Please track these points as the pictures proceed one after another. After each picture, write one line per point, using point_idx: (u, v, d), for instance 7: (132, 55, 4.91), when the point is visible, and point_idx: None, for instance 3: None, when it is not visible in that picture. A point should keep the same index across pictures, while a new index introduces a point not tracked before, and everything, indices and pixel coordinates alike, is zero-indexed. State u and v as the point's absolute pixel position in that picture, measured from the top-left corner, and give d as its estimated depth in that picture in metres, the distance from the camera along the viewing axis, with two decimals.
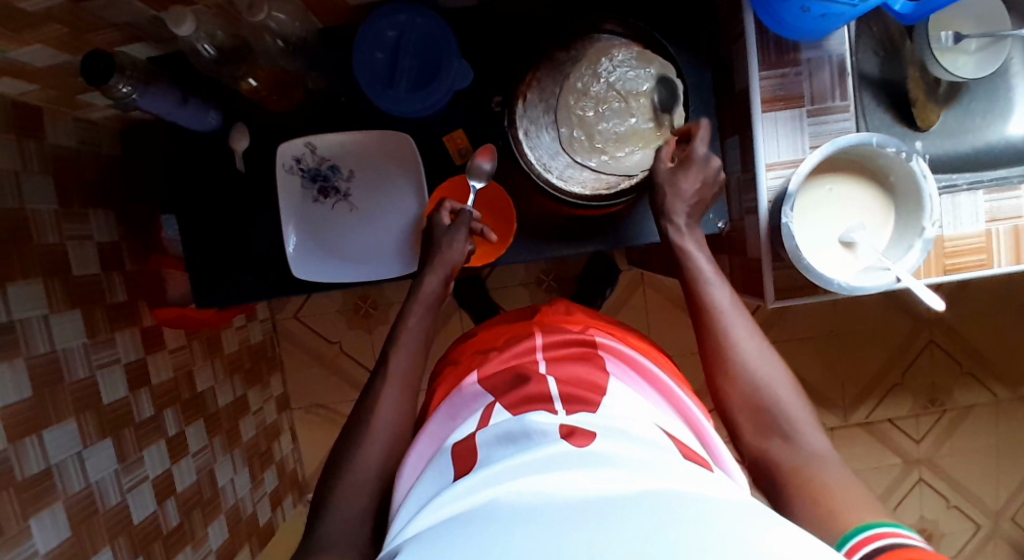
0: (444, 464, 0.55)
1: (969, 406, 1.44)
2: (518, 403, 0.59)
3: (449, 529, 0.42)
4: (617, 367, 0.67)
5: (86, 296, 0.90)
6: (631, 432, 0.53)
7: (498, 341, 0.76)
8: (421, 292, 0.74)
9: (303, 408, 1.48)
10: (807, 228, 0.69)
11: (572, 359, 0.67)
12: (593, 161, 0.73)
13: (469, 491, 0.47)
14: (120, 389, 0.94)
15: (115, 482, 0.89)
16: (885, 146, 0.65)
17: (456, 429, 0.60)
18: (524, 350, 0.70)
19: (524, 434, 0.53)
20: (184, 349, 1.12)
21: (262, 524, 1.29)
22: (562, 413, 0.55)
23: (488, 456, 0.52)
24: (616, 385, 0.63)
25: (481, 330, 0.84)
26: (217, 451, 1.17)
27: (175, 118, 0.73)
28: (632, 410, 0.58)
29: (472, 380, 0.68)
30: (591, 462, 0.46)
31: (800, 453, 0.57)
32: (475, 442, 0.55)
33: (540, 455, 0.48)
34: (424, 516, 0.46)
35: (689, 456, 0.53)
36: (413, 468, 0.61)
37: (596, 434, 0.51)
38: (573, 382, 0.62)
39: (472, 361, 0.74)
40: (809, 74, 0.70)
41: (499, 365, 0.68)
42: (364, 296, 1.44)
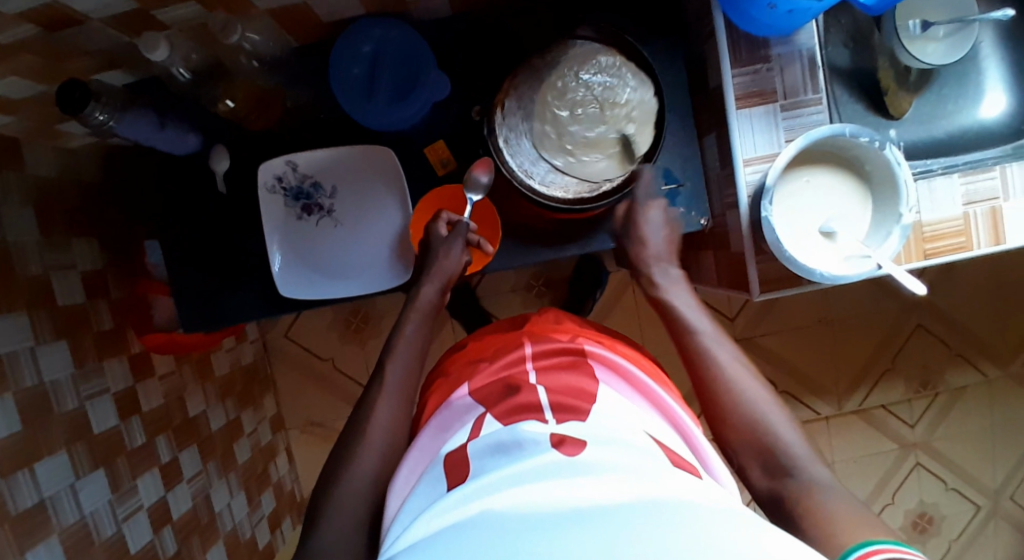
0: (438, 477, 0.54)
1: (959, 387, 1.46)
2: (506, 414, 0.59)
3: (443, 541, 0.42)
4: (605, 375, 0.67)
5: (72, 326, 0.89)
6: (618, 438, 0.53)
7: (486, 351, 0.76)
8: (419, 300, 0.76)
9: (299, 427, 1.47)
10: (786, 220, 0.70)
11: (560, 368, 0.67)
12: (559, 161, 0.73)
13: (460, 502, 0.47)
14: (110, 417, 0.93)
15: (110, 512, 0.88)
16: (858, 136, 0.66)
17: (451, 438, 0.61)
18: (512, 360, 0.70)
19: (514, 443, 0.53)
20: (175, 374, 1.11)
21: (262, 546, 1.27)
22: (551, 422, 0.56)
23: (480, 466, 0.52)
24: (605, 392, 0.63)
25: (471, 343, 0.84)
26: (213, 475, 1.16)
27: (152, 141, 0.73)
28: (622, 417, 0.59)
29: (461, 393, 0.68)
30: (582, 469, 0.47)
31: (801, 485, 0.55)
32: (465, 454, 0.55)
33: (532, 466, 0.48)
34: (416, 529, 0.46)
35: (678, 464, 0.53)
36: (407, 477, 0.61)
37: (584, 441, 0.52)
38: (562, 390, 0.62)
39: (460, 374, 0.74)
40: (781, 69, 0.71)
41: (486, 378, 0.68)
42: (354, 311, 1.44)
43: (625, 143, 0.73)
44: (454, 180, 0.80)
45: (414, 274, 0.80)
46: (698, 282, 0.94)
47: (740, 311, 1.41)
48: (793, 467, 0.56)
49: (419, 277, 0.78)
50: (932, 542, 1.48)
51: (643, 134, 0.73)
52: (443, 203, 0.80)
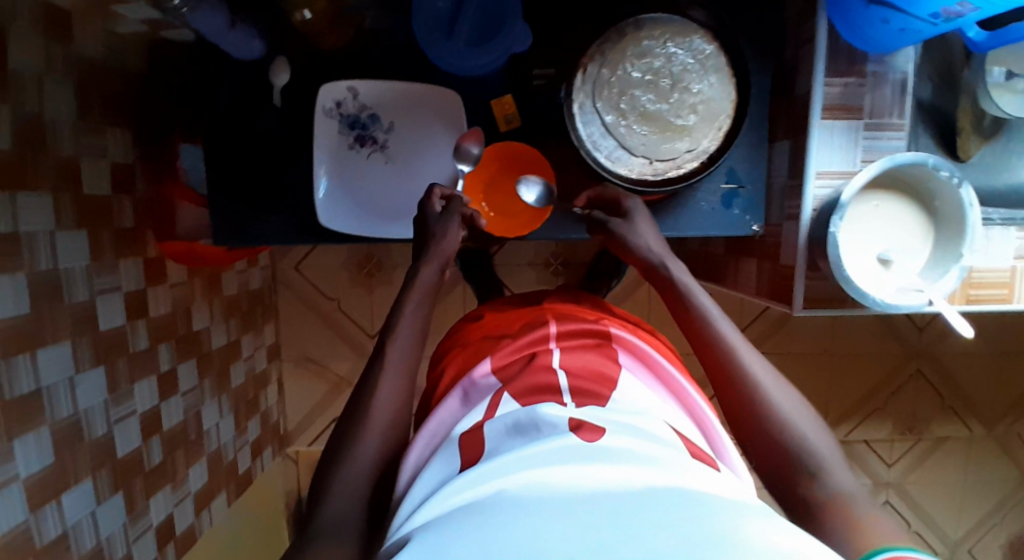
0: (454, 450, 0.54)
1: (943, 437, 1.48)
2: (525, 392, 0.59)
3: (465, 519, 0.41)
4: (628, 361, 0.66)
5: (93, 217, 0.86)
6: (644, 429, 0.52)
7: (507, 326, 0.75)
8: (417, 280, 0.72)
9: (293, 360, 1.46)
10: (852, 242, 0.69)
11: (582, 349, 0.66)
12: (629, 137, 0.72)
13: (475, 482, 0.46)
14: (118, 316, 0.91)
15: (103, 411, 0.86)
16: (939, 169, 0.65)
17: (464, 419, 0.59)
18: (536, 338, 0.68)
19: (534, 427, 0.52)
20: (185, 286, 1.08)
21: (241, 472, 1.27)
22: (570, 406, 0.55)
23: (497, 447, 0.51)
24: (626, 377, 0.62)
25: (489, 313, 0.83)
26: (207, 394, 1.14)
27: (218, 40, 0.70)
28: (642, 404, 0.58)
29: (482, 368, 0.65)
30: (607, 456, 0.46)
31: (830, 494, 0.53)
32: (482, 433, 0.54)
33: (554, 446, 0.48)
34: (434, 505, 0.45)
35: (697, 455, 0.52)
36: (420, 455, 0.60)
37: (605, 428, 0.51)
38: (581, 373, 0.61)
39: (480, 346, 0.73)
40: (873, 88, 0.70)
41: (509, 353, 0.67)
42: (368, 256, 1.42)
43: (694, 131, 0.72)
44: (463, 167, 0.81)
45: (415, 244, 0.76)
46: (730, 288, 0.93)
47: (752, 321, 1.41)
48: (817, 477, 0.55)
49: (419, 253, 0.75)
50: None
51: (714, 122, 0.72)
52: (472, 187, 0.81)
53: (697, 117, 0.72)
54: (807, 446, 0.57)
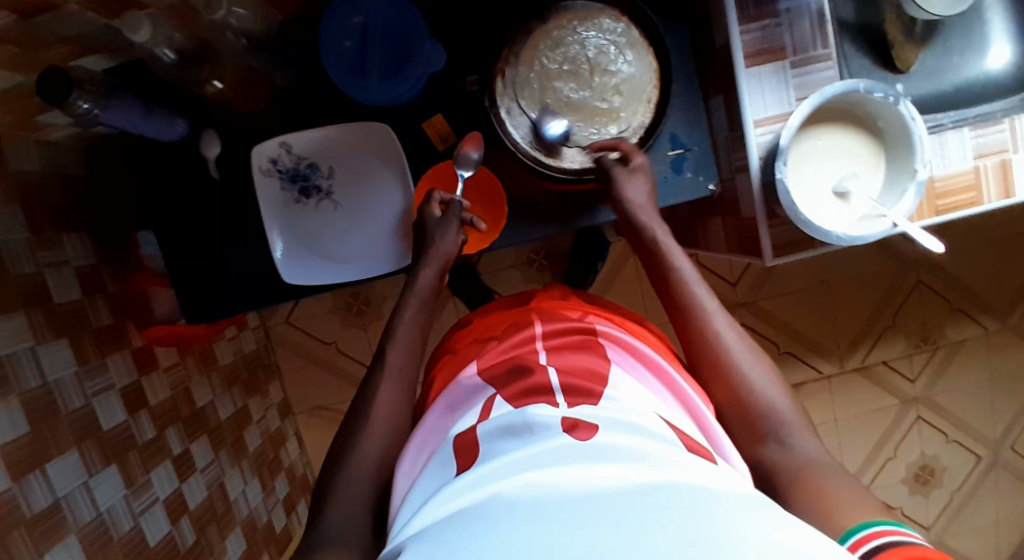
0: (448, 458, 0.52)
1: (960, 340, 1.47)
2: (517, 395, 0.57)
3: (457, 529, 0.39)
4: (618, 356, 0.64)
5: (69, 324, 0.87)
6: (639, 425, 0.50)
7: (496, 330, 0.74)
8: (417, 285, 0.73)
9: (306, 412, 1.47)
10: (801, 180, 0.68)
11: (574, 348, 0.64)
12: (561, 131, 0.72)
13: (472, 486, 0.44)
14: (118, 413, 0.92)
15: (125, 507, 0.88)
16: (872, 91, 0.64)
17: (462, 418, 0.58)
18: (525, 339, 0.67)
19: (527, 427, 0.50)
20: (179, 367, 1.09)
21: (278, 531, 1.29)
22: (563, 406, 0.53)
23: (490, 449, 0.50)
24: (618, 374, 0.61)
25: (476, 320, 0.82)
26: (226, 464, 1.16)
27: (140, 130, 0.70)
28: (636, 403, 0.56)
29: (469, 371, 0.65)
30: (605, 455, 0.44)
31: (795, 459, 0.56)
32: (475, 435, 0.53)
33: (550, 447, 0.46)
34: (427, 513, 0.44)
35: (692, 450, 0.50)
36: (413, 461, 0.59)
37: (599, 426, 0.49)
38: (571, 371, 0.59)
39: (469, 351, 0.72)
40: (789, 26, 0.69)
41: (496, 357, 0.65)
42: (354, 294, 1.42)
43: (622, 111, 0.73)
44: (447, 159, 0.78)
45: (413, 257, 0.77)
46: (705, 249, 0.94)
47: (739, 279, 1.41)
48: (784, 436, 0.58)
49: (416, 259, 0.76)
50: (935, 494, 1.51)
51: (640, 97, 0.73)
52: (435, 183, 0.79)
53: (622, 95, 0.73)
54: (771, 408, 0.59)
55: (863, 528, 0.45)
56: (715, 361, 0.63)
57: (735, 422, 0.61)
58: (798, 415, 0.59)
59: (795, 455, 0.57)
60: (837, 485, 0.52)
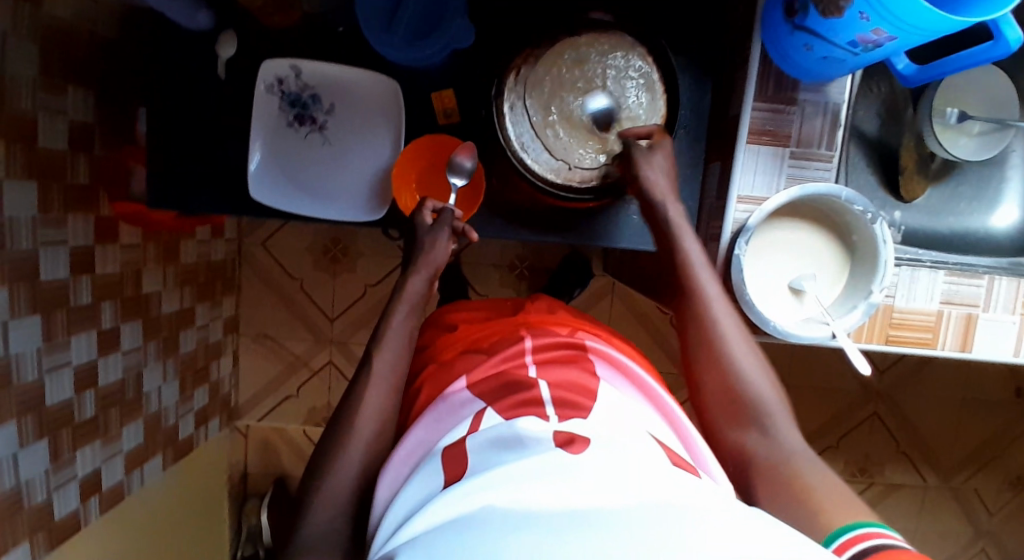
0: (435, 469, 0.51)
1: (896, 484, 1.45)
2: (508, 407, 0.55)
3: (442, 537, 0.38)
4: (607, 373, 0.62)
5: (45, 170, 0.88)
6: (626, 444, 0.48)
7: (484, 341, 0.70)
8: (406, 290, 0.71)
9: (251, 336, 1.48)
10: (760, 264, 0.69)
11: (560, 363, 0.61)
12: (554, 142, 0.74)
13: (464, 495, 0.42)
14: (60, 270, 0.92)
15: (35, 359, 0.88)
16: (852, 203, 0.64)
17: (448, 433, 0.56)
18: (514, 352, 0.64)
19: (519, 441, 0.48)
20: (137, 248, 1.10)
21: (181, 438, 1.29)
22: (553, 420, 0.51)
23: (481, 463, 0.48)
24: (606, 391, 0.58)
25: (462, 324, 0.78)
26: (151, 356, 1.16)
27: (162, 7, 0.74)
28: (621, 417, 0.54)
29: (458, 385, 0.61)
30: (601, 473, 0.42)
31: (777, 448, 0.57)
32: (465, 447, 0.51)
33: (539, 460, 0.44)
34: (418, 521, 0.42)
35: (677, 463, 0.49)
36: (399, 472, 0.57)
37: (592, 440, 0.47)
38: (562, 385, 0.57)
39: (458, 361, 0.67)
40: (801, 117, 0.70)
41: (486, 370, 0.62)
42: (334, 240, 1.43)
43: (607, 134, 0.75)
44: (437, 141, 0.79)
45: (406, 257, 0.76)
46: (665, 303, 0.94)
47: None
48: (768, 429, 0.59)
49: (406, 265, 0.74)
50: None
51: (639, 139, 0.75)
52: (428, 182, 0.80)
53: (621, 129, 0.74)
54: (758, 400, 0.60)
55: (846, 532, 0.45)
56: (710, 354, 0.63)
57: (719, 405, 0.62)
58: (782, 406, 0.60)
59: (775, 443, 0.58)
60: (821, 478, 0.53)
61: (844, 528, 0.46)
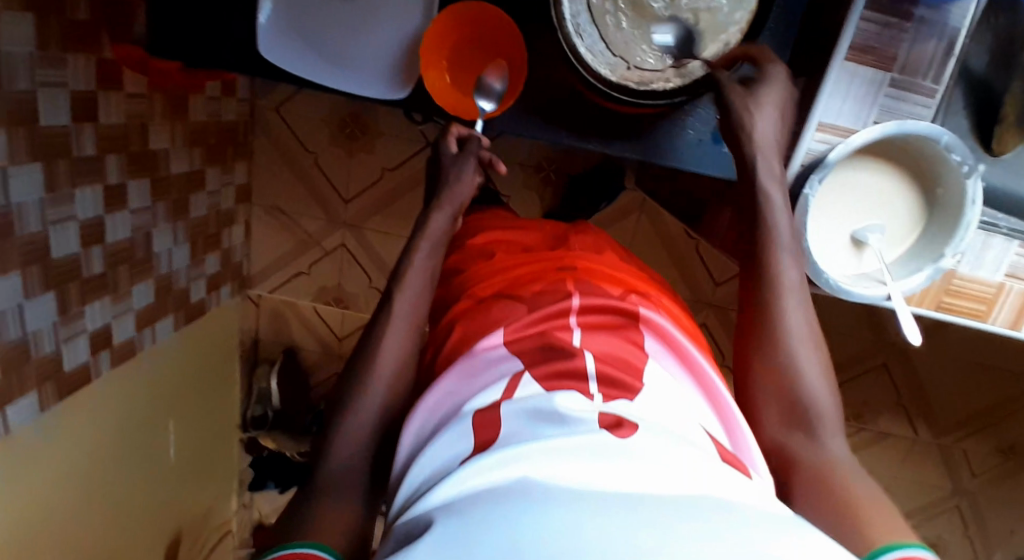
0: (464, 427, 0.45)
1: (887, 432, 1.47)
2: (547, 376, 0.49)
3: (482, 509, 0.35)
4: (657, 347, 0.55)
5: (41, 0, 0.78)
6: (681, 432, 0.44)
7: (524, 279, 0.63)
8: (428, 228, 0.68)
9: (263, 207, 1.43)
10: (829, 206, 0.63)
11: (606, 330, 0.55)
12: (613, 30, 0.66)
13: (503, 463, 0.39)
14: (62, 116, 0.85)
15: (38, 210, 0.84)
16: (951, 150, 0.58)
17: (479, 393, 0.49)
18: (558, 311, 0.56)
19: (560, 413, 0.43)
20: (143, 100, 1.02)
21: (192, 301, 1.29)
22: (597, 400, 0.45)
23: (517, 427, 0.43)
24: (656, 369, 0.52)
25: (498, 247, 0.72)
26: (160, 217, 1.13)
27: None
28: (674, 405, 0.48)
29: (493, 340, 0.54)
30: (655, 459, 0.38)
31: (820, 454, 0.51)
32: (498, 414, 0.45)
33: (586, 438, 0.40)
34: (451, 483, 0.39)
35: (727, 460, 0.43)
36: (422, 421, 0.51)
37: (641, 424, 0.42)
38: (609, 361, 0.50)
39: (489, 303, 0.61)
40: (914, 37, 0.62)
41: (525, 325, 0.55)
42: (353, 115, 1.34)
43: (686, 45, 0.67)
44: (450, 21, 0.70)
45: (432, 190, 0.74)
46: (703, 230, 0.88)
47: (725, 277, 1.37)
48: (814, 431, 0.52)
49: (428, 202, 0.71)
50: None
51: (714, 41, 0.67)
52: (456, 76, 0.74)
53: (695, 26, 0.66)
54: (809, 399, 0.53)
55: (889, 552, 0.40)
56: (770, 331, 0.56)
57: (764, 397, 0.55)
58: (835, 414, 0.54)
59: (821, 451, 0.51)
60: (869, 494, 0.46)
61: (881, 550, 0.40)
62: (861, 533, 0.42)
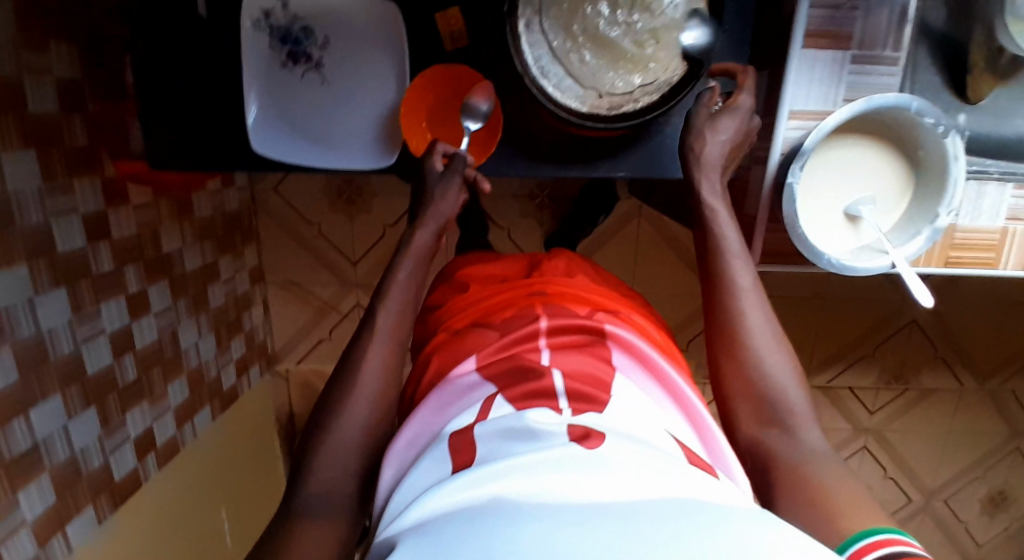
0: (442, 454, 0.49)
1: (931, 389, 1.45)
2: (519, 396, 0.54)
3: (457, 525, 0.38)
4: (624, 362, 0.59)
5: (41, 135, 0.83)
6: (641, 437, 0.48)
7: (497, 307, 0.68)
8: (412, 244, 0.70)
9: (277, 284, 1.47)
10: (816, 188, 0.64)
11: (573, 349, 0.59)
12: (577, 66, 0.69)
13: (475, 483, 0.43)
14: (77, 239, 0.90)
15: (68, 332, 0.88)
16: (923, 115, 0.60)
17: (455, 419, 0.54)
18: (526, 335, 0.61)
19: (529, 432, 0.48)
20: (151, 207, 1.07)
21: (225, 388, 1.32)
22: (565, 414, 0.50)
23: (492, 451, 0.47)
24: (623, 383, 0.56)
25: (469, 277, 0.77)
26: (183, 314, 1.17)
27: None
28: (639, 414, 0.53)
29: (465, 367, 0.59)
30: (611, 466, 0.43)
31: (799, 448, 0.57)
32: (472, 435, 0.50)
33: (551, 455, 0.44)
34: (428, 502, 0.43)
35: (695, 462, 0.49)
36: (404, 454, 0.56)
37: (607, 434, 0.47)
38: (578, 378, 0.55)
39: (466, 333, 0.65)
40: (865, 14, 0.63)
41: (494, 352, 0.60)
42: (348, 181, 1.38)
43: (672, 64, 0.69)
44: (435, 69, 0.73)
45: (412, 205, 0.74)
46: None
47: None
48: (787, 427, 0.59)
49: (414, 215, 0.72)
50: None
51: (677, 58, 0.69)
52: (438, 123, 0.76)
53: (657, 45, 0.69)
54: (780, 397, 0.60)
55: (866, 536, 0.45)
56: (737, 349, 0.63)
57: (739, 402, 0.62)
58: (805, 408, 0.60)
59: (797, 443, 0.58)
60: (839, 481, 0.53)
61: (862, 534, 0.45)
62: (839, 517, 0.48)
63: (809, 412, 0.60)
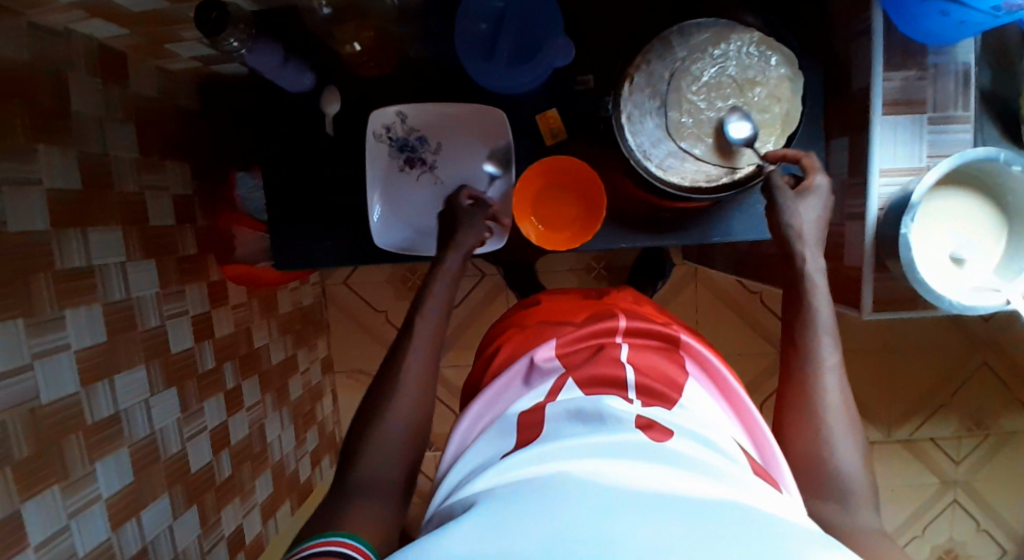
0: (509, 430, 0.54)
1: (1013, 431, 1.41)
2: (589, 382, 0.57)
3: (517, 495, 0.42)
4: (694, 371, 0.63)
5: (158, 246, 0.89)
6: (704, 435, 0.51)
7: (573, 315, 0.71)
8: (444, 266, 0.72)
9: (344, 372, 1.50)
10: (921, 238, 0.68)
11: (648, 350, 0.63)
12: (689, 147, 0.70)
13: (539, 460, 0.46)
14: (186, 339, 0.94)
15: (176, 430, 0.90)
16: (1010, 163, 0.64)
17: (523, 398, 0.59)
18: (603, 330, 0.65)
19: (598, 416, 0.51)
20: (245, 306, 1.12)
21: (302, 481, 1.32)
22: (636, 403, 0.54)
23: (557, 429, 0.51)
24: (693, 386, 0.60)
25: (542, 301, 0.80)
26: (269, 408, 1.19)
27: (275, 77, 0.73)
28: (707, 415, 0.56)
29: (546, 351, 0.63)
30: (674, 459, 0.45)
31: (850, 527, 0.55)
32: (543, 414, 0.53)
33: (616, 441, 0.47)
34: (490, 476, 0.46)
35: (759, 473, 0.50)
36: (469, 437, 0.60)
37: (672, 431, 0.49)
38: (649, 372, 0.59)
39: (542, 330, 0.70)
40: (935, 82, 0.69)
41: (573, 341, 0.64)
42: (412, 268, 1.44)
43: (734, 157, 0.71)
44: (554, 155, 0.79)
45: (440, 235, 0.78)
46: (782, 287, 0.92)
47: None
48: (845, 503, 0.57)
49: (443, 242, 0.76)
50: None
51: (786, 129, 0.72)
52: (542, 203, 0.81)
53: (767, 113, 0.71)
54: (840, 472, 0.58)
55: None
56: (806, 398, 0.62)
57: (799, 466, 0.60)
58: (866, 486, 0.58)
59: (851, 520, 0.56)
60: None
61: None
62: None
63: (869, 494, 0.58)
